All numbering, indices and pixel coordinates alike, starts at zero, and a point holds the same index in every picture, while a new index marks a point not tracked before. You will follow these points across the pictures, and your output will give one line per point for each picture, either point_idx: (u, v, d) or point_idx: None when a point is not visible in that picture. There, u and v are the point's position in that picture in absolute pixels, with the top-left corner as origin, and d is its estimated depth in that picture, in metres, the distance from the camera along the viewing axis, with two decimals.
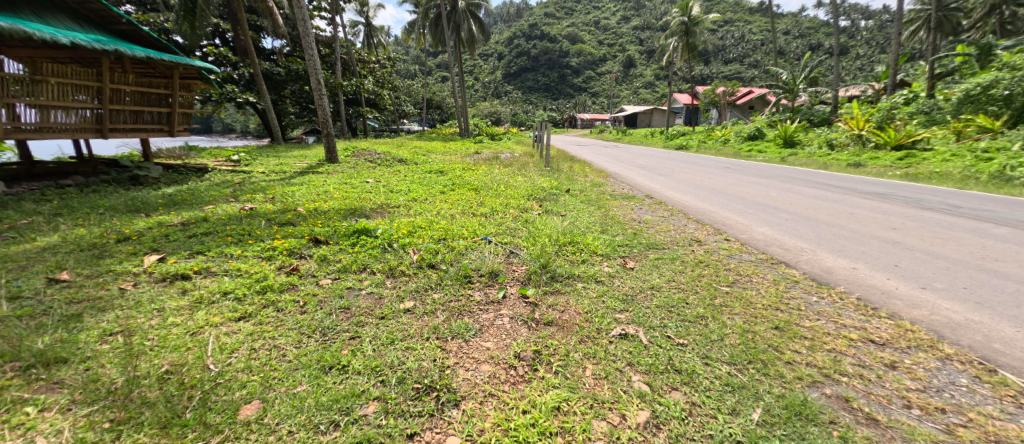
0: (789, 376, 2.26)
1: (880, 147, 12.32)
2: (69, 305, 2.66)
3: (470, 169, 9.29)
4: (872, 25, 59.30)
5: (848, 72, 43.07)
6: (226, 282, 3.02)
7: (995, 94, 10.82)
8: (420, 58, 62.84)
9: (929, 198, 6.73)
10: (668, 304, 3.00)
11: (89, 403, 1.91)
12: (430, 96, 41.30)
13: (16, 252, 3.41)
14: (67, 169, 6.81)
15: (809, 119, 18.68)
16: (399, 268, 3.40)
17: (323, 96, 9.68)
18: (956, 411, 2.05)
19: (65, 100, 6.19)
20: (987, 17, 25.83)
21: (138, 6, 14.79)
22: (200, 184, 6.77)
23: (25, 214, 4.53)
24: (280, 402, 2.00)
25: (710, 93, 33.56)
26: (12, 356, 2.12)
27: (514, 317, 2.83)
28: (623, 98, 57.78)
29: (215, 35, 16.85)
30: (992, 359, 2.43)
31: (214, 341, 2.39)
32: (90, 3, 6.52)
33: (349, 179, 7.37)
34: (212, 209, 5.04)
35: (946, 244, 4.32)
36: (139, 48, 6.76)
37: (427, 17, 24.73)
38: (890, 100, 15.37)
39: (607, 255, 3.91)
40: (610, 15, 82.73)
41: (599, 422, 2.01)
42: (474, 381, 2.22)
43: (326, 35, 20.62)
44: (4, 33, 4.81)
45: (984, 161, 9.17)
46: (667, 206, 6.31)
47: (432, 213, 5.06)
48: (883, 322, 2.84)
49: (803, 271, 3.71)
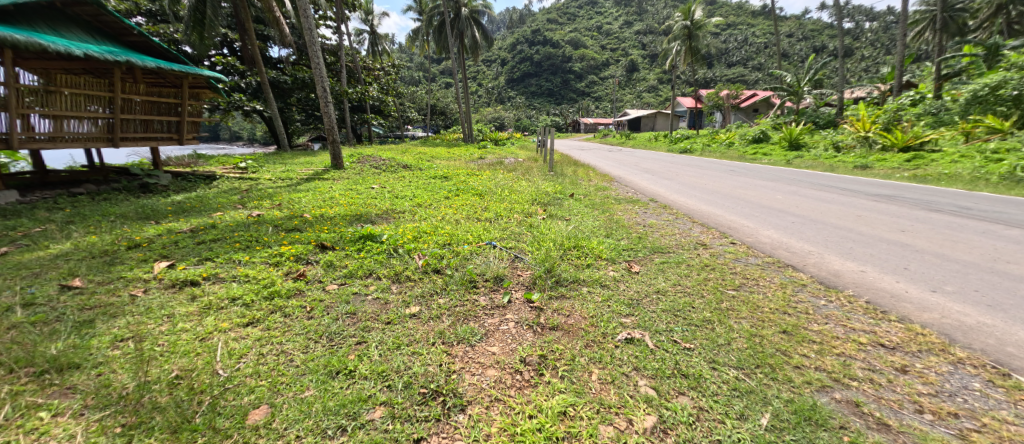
0: (798, 381, 2.25)
1: (888, 149, 12.22)
2: (82, 312, 2.70)
3: (474, 174, 9.33)
4: (876, 26, 58.94)
5: (855, 74, 43.14)
6: (233, 289, 3.05)
7: (1004, 94, 10.60)
8: (423, 65, 63.42)
9: (939, 200, 6.65)
10: (674, 307, 3.00)
11: (100, 408, 1.94)
12: (434, 103, 41.62)
13: (29, 260, 3.45)
14: (79, 177, 6.92)
15: (815, 121, 18.61)
16: (404, 274, 3.42)
17: (329, 103, 9.77)
18: (970, 416, 2.03)
19: (77, 110, 6.31)
20: (994, 17, 25.65)
21: (149, 17, 15.12)
22: (208, 192, 6.87)
23: (38, 221, 4.61)
24: (289, 407, 2.01)
25: (715, 96, 33.52)
26: (26, 361, 2.15)
27: (519, 321, 2.84)
28: (626, 103, 57.76)
29: (223, 45, 17.17)
30: (1006, 363, 2.40)
31: (223, 346, 2.41)
32: (101, 16, 6.66)
33: (355, 186, 7.42)
34: (221, 216, 5.09)
35: (956, 246, 4.28)
36: (149, 58, 6.88)
37: (432, 24, 25.20)
38: (897, 101, 15.15)
39: (612, 259, 3.92)
40: (612, 19, 82.65)
41: (606, 427, 2.00)
42: (480, 386, 2.22)
43: (332, 42, 20.96)
44: (20, 47, 4.93)
45: (994, 161, 9.07)
46: (673, 209, 6.28)
47: (437, 219, 5.10)
48: (892, 325, 2.82)
49: (811, 274, 3.69)
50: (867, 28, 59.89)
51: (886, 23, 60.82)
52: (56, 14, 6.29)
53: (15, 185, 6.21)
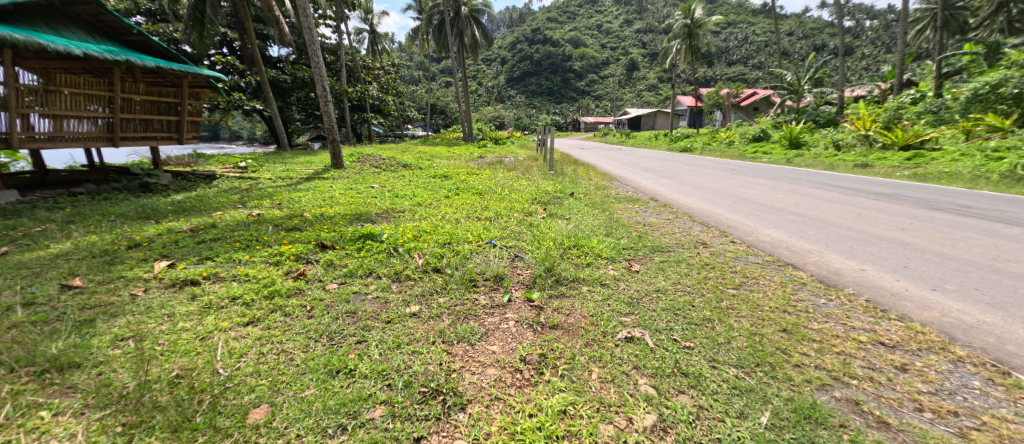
0: (798, 379, 2.25)
1: (888, 147, 12.20)
2: (81, 311, 2.69)
3: (474, 173, 9.35)
4: (877, 24, 58.83)
5: (855, 73, 43.12)
6: (233, 288, 3.05)
7: (1005, 93, 10.59)
8: (423, 64, 63.42)
9: (938, 199, 6.67)
10: (674, 307, 3.00)
11: (101, 407, 1.95)
12: (433, 102, 41.60)
13: (29, 259, 3.46)
14: (79, 177, 6.92)
15: (815, 120, 18.60)
16: (404, 273, 3.42)
17: (329, 103, 9.74)
18: (969, 415, 2.03)
19: (76, 109, 6.30)
20: (994, 16, 25.66)
21: (148, 16, 15.10)
22: (208, 191, 6.86)
23: (38, 221, 4.62)
24: (289, 406, 2.02)
25: (715, 95, 33.50)
26: (27, 360, 2.16)
27: (520, 320, 2.84)
28: (626, 102, 57.72)
29: (223, 44, 17.16)
30: (1005, 361, 2.40)
31: (223, 346, 2.41)
32: (101, 15, 6.65)
33: (355, 185, 7.43)
34: (220, 215, 5.08)
35: (956, 244, 4.28)
36: (149, 58, 6.87)
37: (432, 23, 25.18)
38: (897, 100, 15.12)
39: (612, 258, 3.91)
40: (612, 18, 82.39)
41: (606, 425, 2.00)
42: (480, 385, 2.23)
43: (331, 42, 20.95)
44: (19, 46, 4.93)
45: (994, 160, 9.05)
46: (672, 209, 6.27)
47: (437, 218, 5.09)
48: (893, 323, 2.82)
49: (812, 272, 3.68)
50: (867, 26, 59.81)
51: (885, 22, 60.60)
52: (56, 13, 6.28)
53: (15, 185, 6.21)
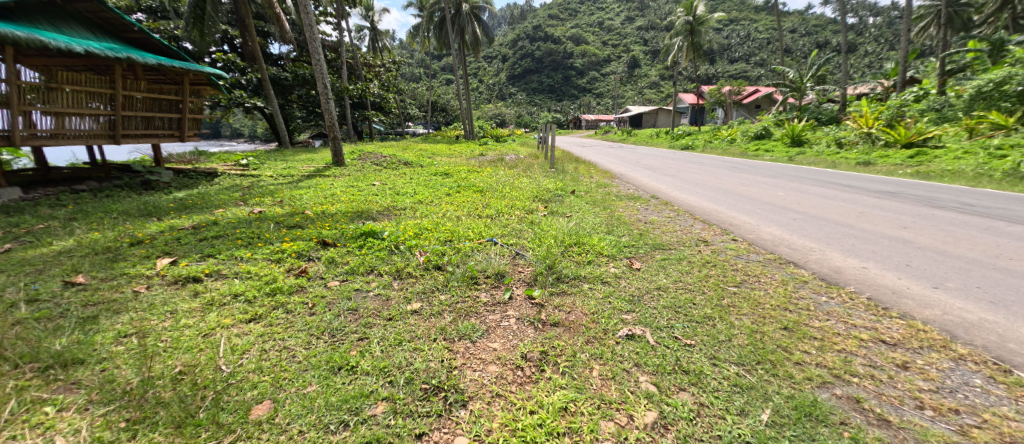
0: (799, 377, 2.25)
1: (891, 146, 12.12)
2: (84, 308, 2.71)
3: (475, 171, 9.35)
4: (880, 22, 58.44)
5: (858, 70, 42.83)
6: (236, 285, 3.06)
7: (1008, 90, 10.77)
8: (425, 62, 63.32)
9: (942, 197, 6.62)
10: (675, 304, 3.00)
11: (105, 403, 1.96)
12: (434, 99, 41.56)
13: (32, 256, 3.47)
14: (81, 175, 6.93)
15: (817, 117, 18.50)
16: (406, 270, 3.43)
17: (329, 100, 9.71)
18: (970, 412, 2.03)
19: (78, 106, 6.32)
20: (998, 13, 25.43)
21: (149, 14, 15.11)
22: (210, 189, 6.86)
23: (41, 218, 4.64)
24: (291, 402, 2.03)
25: (716, 93, 33.42)
26: (31, 357, 2.18)
27: (520, 318, 2.84)
28: (627, 99, 57.53)
29: (223, 41, 17.18)
30: (1006, 359, 2.40)
31: (225, 342, 2.42)
32: (102, 12, 6.64)
33: (356, 183, 7.43)
34: (222, 213, 5.11)
35: (959, 243, 4.27)
36: (150, 55, 6.86)
37: (432, 20, 25.04)
38: (900, 97, 14.90)
39: (613, 255, 3.93)
40: (613, 15, 81.96)
41: (607, 422, 2.01)
42: (481, 382, 2.23)
43: (332, 39, 20.89)
44: (21, 44, 4.93)
45: (997, 158, 9.04)
46: (673, 206, 6.29)
47: (438, 216, 5.09)
48: (894, 321, 2.82)
49: (812, 271, 3.67)
50: (870, 23, 59.40)
51: (888, 19, 60.33)
52: (56, 10, 6.26)
53: (17, 183, 6.22)
